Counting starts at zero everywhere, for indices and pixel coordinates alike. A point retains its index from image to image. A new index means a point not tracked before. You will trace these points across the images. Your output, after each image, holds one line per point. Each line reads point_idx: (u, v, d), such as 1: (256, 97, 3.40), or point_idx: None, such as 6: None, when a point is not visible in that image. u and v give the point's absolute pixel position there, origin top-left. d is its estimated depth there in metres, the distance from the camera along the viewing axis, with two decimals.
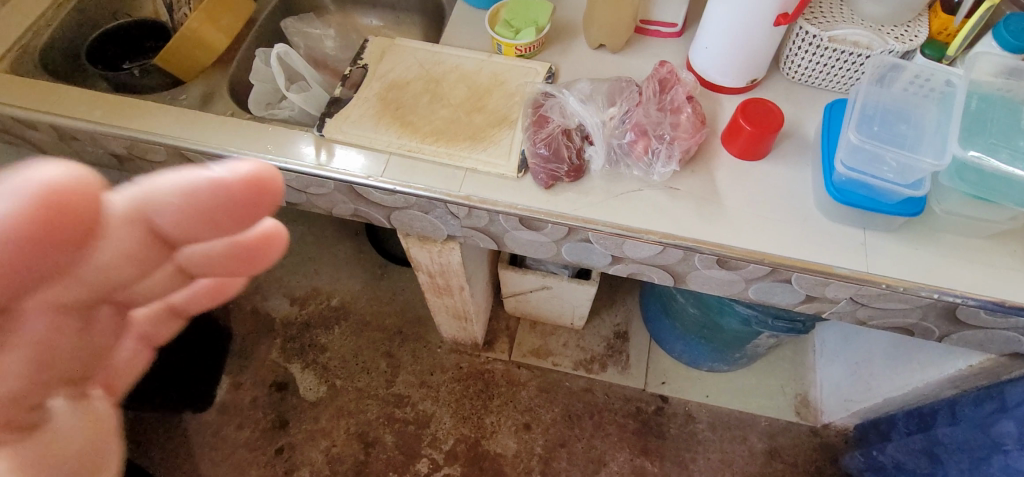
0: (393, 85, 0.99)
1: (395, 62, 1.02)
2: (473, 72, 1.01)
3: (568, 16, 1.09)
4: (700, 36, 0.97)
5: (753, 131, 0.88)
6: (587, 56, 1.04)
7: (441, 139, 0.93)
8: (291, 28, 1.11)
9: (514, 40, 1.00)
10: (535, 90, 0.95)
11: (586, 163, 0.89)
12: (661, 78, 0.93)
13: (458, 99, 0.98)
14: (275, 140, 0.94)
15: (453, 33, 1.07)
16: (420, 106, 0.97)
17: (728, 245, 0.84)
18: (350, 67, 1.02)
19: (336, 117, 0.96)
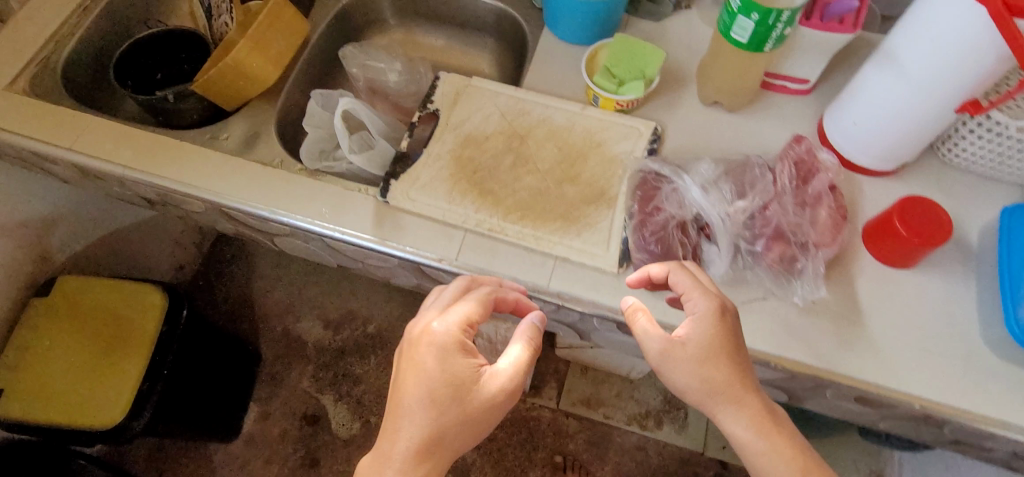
0: (468, 140, 0.84)
1: (470, 110, 0.86)
2: (564, 129, 0.85)
3: (675, 59, 0.92)
4: (851, 108, 0.81)
5: (913, 241, 0.73)
6: (698, 113, 0.88)
7: (527, 217, 0.78)
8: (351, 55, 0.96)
9: (616, 94, 0.84)
10: (640, 163, 0.80)
11: (701, 263, 0.74)
12: (798, 158, 0.78)
13: (546, 164, 0.83)
14: (332, 205, 0.80)
15: (539, 74, 0.91)
16: (502, 170, 0.82)
17: (875, 385, 0.69)
18: (419, 113, 0.87)
19: (403, 178, 0.81)
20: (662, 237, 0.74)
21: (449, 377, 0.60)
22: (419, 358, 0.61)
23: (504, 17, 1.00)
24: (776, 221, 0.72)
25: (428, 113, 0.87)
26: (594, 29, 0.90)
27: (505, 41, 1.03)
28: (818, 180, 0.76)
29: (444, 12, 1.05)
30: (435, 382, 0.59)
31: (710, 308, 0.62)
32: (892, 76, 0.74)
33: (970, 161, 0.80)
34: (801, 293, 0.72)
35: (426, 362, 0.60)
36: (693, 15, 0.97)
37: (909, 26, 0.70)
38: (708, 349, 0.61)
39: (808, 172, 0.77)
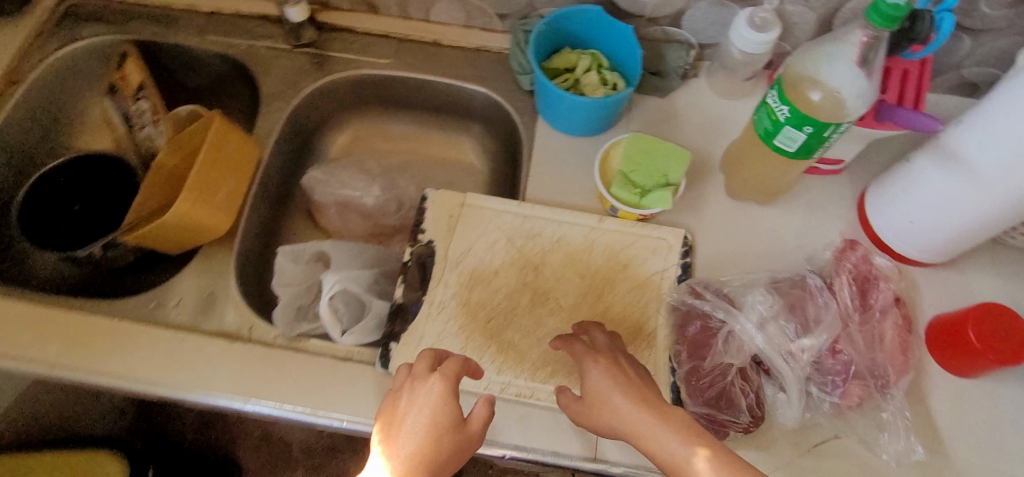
0: (476, 277, 0.72)
1: (472, 238, 0.75)
2: (584, 252, 0.74)
3: (692, 143, 0.81)
4: (901, 207, 0.71)
5: (990, 358, 0.65)
6: (729, 209, 0.77)
7: (559, 373, 0.67)
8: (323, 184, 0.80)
9: (640, 209, 0.73)
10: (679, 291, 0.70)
11: (766, 410, 0.65)
12: (863, 277, 0.70)
13: (570, 300, 0.71)
14: (326, 385, 0.66)
15: (542, 178, 0.79)
16: (520, 312, 0.71)
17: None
18: (411, 248, 0.73)
19: (404, 339, 0.68)
20: (719, 385, 0.65)
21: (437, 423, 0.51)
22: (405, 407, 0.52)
23: (489, 103, 0.87)
24: (843, 355, 0.64)
25: (421, 246, 0.74)
26: (601, 120, 0.78)
27: (489, 127, 0.90)
28: (885, 300, 0.68)
29: (417, 98, 0.91)
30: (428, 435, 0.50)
31: (591, 366, 0.58)
32: (957, 183, 0.64)
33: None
34: (892, 451, 0.63)
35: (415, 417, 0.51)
36: (703, 84, 0.85)
37: (974, 127, 0.61)
38: (605, 397, 0.55)
39: (872, 288, 0.69)
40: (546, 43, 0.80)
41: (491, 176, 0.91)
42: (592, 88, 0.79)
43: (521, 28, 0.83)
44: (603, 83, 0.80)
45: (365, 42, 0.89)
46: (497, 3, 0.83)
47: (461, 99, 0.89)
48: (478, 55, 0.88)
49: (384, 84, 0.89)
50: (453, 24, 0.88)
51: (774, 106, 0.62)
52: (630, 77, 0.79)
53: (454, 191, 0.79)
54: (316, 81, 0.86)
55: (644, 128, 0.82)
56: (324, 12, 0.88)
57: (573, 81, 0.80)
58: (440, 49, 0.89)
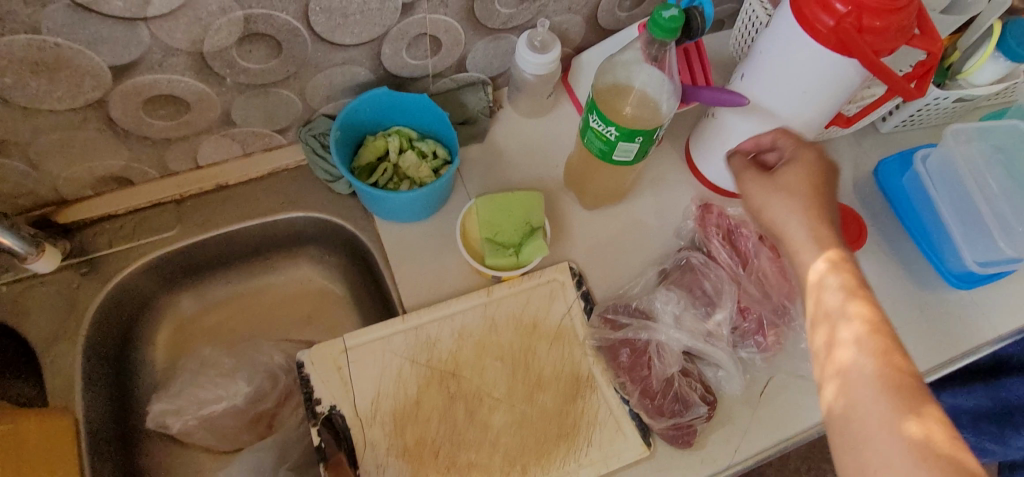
0: (400, 416, 0.66)
1: (376, 379, 0.68)
2: (488, 333, 0.70)
3: (531, 174, 0.80)
4: (725, 157, 0.77)
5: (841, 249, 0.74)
6: (593, 221, 0.78)
7: (531, 465, 0.64)
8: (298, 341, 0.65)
9: (523, 267, 0.71)
10: (592, 326, 0.71)
11: (714, 390, 0.69)
12: (727, 231, 0.76)
13: (502, 388, 0.68)
14: None
15: (411, 278, 0.73)
16: (462, 428, 0.66)
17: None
18: (315, 427, 0.65)
19: None
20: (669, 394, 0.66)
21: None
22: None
23: (314, 222, 0.78)
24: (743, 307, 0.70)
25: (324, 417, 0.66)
26: (440, 195, 0.73)
27: (324, 244, 0.80)
28: (752, 241, 0.75)
29: (229, 252, 0.78)
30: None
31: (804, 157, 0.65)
32: (763, 126, 0.70)
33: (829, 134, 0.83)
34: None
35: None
36: (512, 113, 0.84)
37: (757, 79, 0.67)
38: (790, 190, 0.64)
39: (737, 236, 0.75)
40: (347, 142, 0.73)
41: (352, 291, 0.82)
42: (414, 168, 0.74)
43: (310, 136, 0.75)
44: (422, 156, 0.75)
45: (135, 222, 0.73)
46: (271, 121, 0.73)
47: (280, 231, 0.78)
48: (274, 179, 0.78)
49: (182, 256, 0.75)
50: (230, 158, 0.76)
51: (600, 128, 0.62)
52: (444, 139, 0.75)
53: (331, 340, 0.70)
54: (96, 294, 0.69)
55: (480, 179, 0.79)
56: (64, 212, 0.71)
57: (392, 168, 0.74)
58: (229, 191, 0.77)
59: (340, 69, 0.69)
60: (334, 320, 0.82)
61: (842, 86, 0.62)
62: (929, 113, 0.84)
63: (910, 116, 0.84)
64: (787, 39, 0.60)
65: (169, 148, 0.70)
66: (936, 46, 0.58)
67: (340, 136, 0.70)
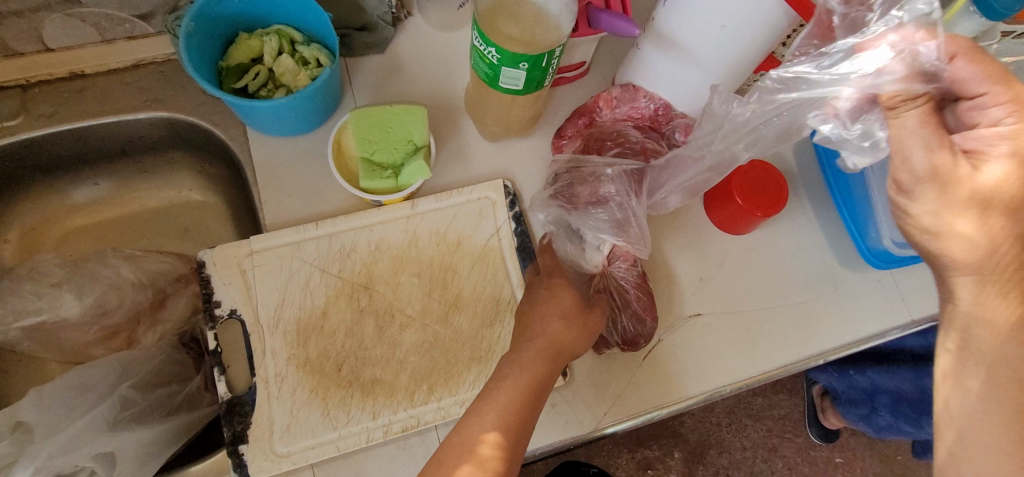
0: (304, 327, 0.61)
1: (278, 288, 0.62)
2: (408, 247, 0.65)
3: (432, 94, 0.72)
4: (646, 97, 0.68)
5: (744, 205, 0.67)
6: (495, 155, 0.70)
7: (438, 386, 0.60)
8: (220, 256, 0.62)
9: (401, 191, 0.63)
10: (504, 259, 0.66)
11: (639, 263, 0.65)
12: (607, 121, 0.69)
13: (416, 306, 0.63)
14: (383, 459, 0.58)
15: (279, 196, 0.65)
16: (369, 344, 0.61)
17: (832, 350, 0.69)
18: (213, 332, 0.60)
19: (247, 438, 0.57)
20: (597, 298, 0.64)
21: (546, 344, 0.53)
22: (540, 309, 0.55)
23: (177, 125, 0.70)
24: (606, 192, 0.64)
25: (225, 321, 0.61)
26: (314, 110, 0.65)
27: (197, 148, 0.73)
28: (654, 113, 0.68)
29: (88, 149, 0.71)
30: (531, 351, 0.53)
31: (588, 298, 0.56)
32: (684, 65, 0.61)
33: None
34: (717, 343, 0.67)
35: (550, 321, 0.54)
36: (420, 23, 0.74)
37: (680, 9, 0.57)
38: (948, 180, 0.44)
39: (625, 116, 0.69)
40: (211, 35, 0.63)
41: (229, 204, 0.75)
42: (291, 75, 0.65)
43: (174, 22, 0.65)
44: (302, 63, 0.66)
45: None
46: (127, 4, 0.63)
47: (147, 131, 0.70)
48: (138, 72, 0.69)
49: (30, 149, 0.68)
50: (86, 44, 0.67)
51: (483, 49, 0.53)
52: (329, 44, 0.65)
53: (234, 240, 0.64)
54: None
55: (372, 98, 0.71)
56: None
57: (266, 72, 0.65)
58: (87, 81, 0.68)
59: None
60: (209, 233, 0.76)
61: (769, 26, 0.53)
62: None
63: None
64: None
65: (3, 24, 0.61)
66: None
67: (200, 26, 0.60)
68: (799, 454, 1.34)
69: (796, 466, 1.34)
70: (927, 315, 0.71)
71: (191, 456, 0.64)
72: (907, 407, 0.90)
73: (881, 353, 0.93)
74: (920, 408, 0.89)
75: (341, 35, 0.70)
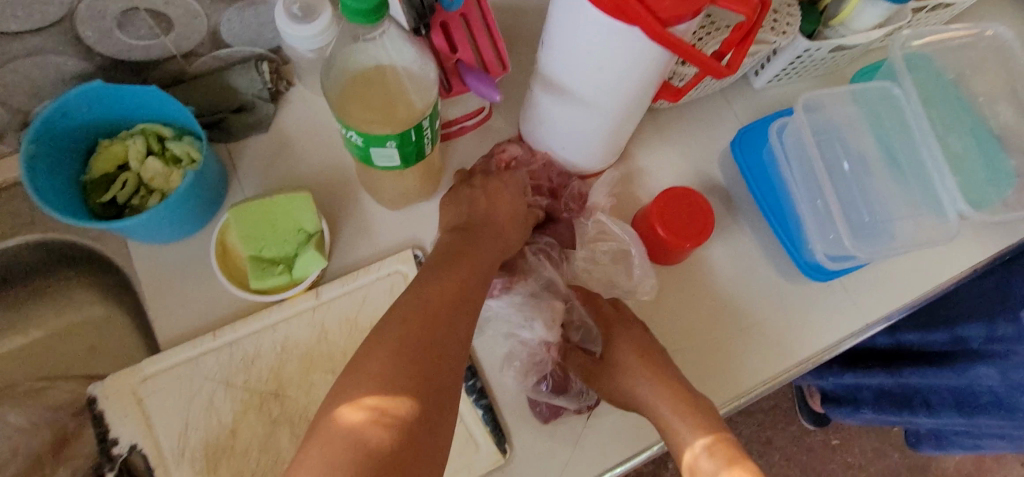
0: (214, 449, 0.56)
1: (179, 412, 0.57)
2: (317, 343, 0.60)
3: (325, 166, 0.67)
4: (549, 137, 0.64)
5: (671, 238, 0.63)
6: (402, 223, 0.66)
7: None
8: (114, 387, 0.57)
9: (299, 284, 0.60)
10: None
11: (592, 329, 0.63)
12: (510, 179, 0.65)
13: None
14: None
15: (170, 308, 0.60)
16: (286, 457, 0.56)
17: (788, 371, 0.65)
18: (113, 473, 0.55)
19: None
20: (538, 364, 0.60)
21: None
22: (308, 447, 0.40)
23: (58, 244, 0.65)
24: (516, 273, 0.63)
25: (126, 458, 0.56)
26: (193, 210, 0.60)
27: (83, 264, 0.68)
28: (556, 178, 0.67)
29: None
30: None
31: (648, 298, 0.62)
32: (576, 107, 0.56)
33: (688, 93, 0.71)
34: None
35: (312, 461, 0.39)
36: (304, 91, 0.69)
37: (556, 51, 0.52)
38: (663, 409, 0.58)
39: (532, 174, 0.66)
40: (65, 149, 0.58)
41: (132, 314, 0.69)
42: (162, 178, 0.60)
43: None
44: (173, 161, 0.61)
45: None
46: None
47: (23, 257, 0.65)
48: (2, 196, 0.63)
49: None
50: None
51: (343, 133, 0.49)
52: (199, 136, 0.60)
53: (128, 365, 0.59)
54: None
55: (262, 182, 0.66)
56: None
57: (136, 178, 0.60)
58: None
59: (31, 62, 0.54)
60: (116, 351, 0.70)
61: (647, 61, 0.48)
62: (804, 64, 0.71)
63: (782, 69, 0.71)
64: (577, 26, 0.47)
65: None
66: (749, 7, 0.43)
67: (44, 145, 0.55)
68: (794, 443, 1.31)
69: (792, 455, 1.30)
70: (880, 316, 0.67)
71: None
72: (888, 402, 0.88)
73: (858, 358, 0.91)
74: (901, 402, 0.85)
75: (216, 121, 0.65)
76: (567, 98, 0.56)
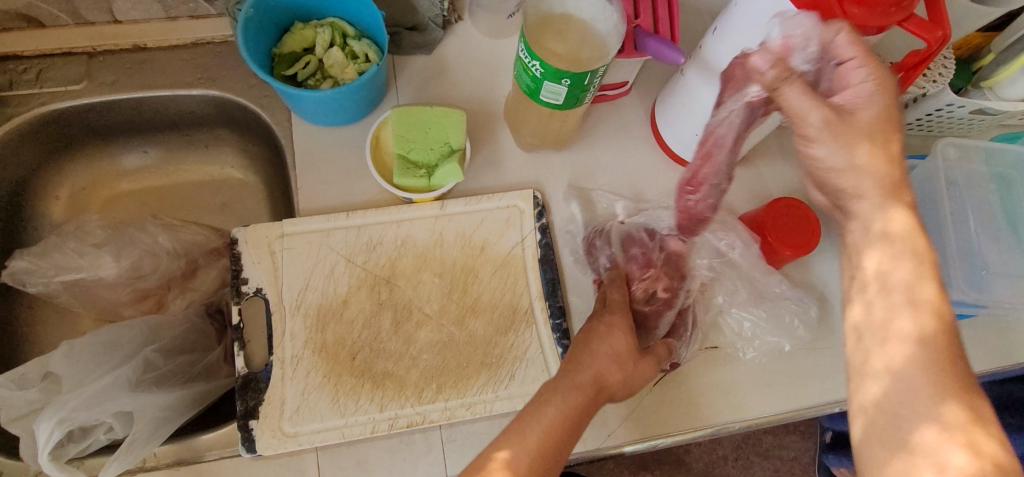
0: (324, 313, 0.63)
1: (304, 272, 0.64)
2: (433, 247, 0.66)
3: (471, 98, 0.73)
4: (686, 122, 0.67)
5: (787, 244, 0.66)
6: (527, 166, 0.71)
7: (446, 386, 0.61)
8: (254, 237, 0.64)
9: (433, 191, 0.65)
10: (527, 266, 0.66)
11: None
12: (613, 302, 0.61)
13: (435, 305, 0.64)
14: (387, 452, 0.60)
15: (314, 183, 0.67)
16: (384, 337, 0.62)
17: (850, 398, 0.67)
18: (237, 307, 0.62)
19: (261, 413, 0.59)
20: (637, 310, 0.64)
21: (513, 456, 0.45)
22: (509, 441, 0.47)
23: (230, 105, 0.72)
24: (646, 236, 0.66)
25: (250, 298, 0.63)
26: (358, 103, 0.66)
27: (243, 129, 0.75)
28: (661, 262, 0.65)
29: (141, 120, 0.74)
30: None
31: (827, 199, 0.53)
32: None
33: None
34: (733, 376, 0.66)
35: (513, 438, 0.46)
36: (469, 28, 0.75)
37: (726, 39, 0.56)
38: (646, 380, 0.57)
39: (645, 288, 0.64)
40: (269, 22, 0.65)
41: (267, 186, 0.77)
42: (339, 67, 0.67)
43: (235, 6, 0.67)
44: (351, 57, 0.67)
45: (42, 67, 0.69)
46: None
47: (197, 108, 0.73)
48: (196, 50, 0.72)
49: (87, 113, 0.71)
50: (152, 19, 0.71)
51: (527, 62, 0.54)
52: (379, 41, 0.67)
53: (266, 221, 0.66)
54: None
55: (414, 96, 0.72)
56: None
57: (316, 63, 0.67)
58: (148, 55, 0.71)
59: None
60: (245, 213, 0.78)
61: None
62: (939, 120, 0.73)
63: (916, 119, 0.74)
64: (759, 15, 0.51)
65: None
66: (936, 33, 0.47)
67: (258, 12, 0.63)
68: None
69: None
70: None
71: (200, 427, 0.66)
72: None
73: None
74: None
75: (391, 34, 0.71)
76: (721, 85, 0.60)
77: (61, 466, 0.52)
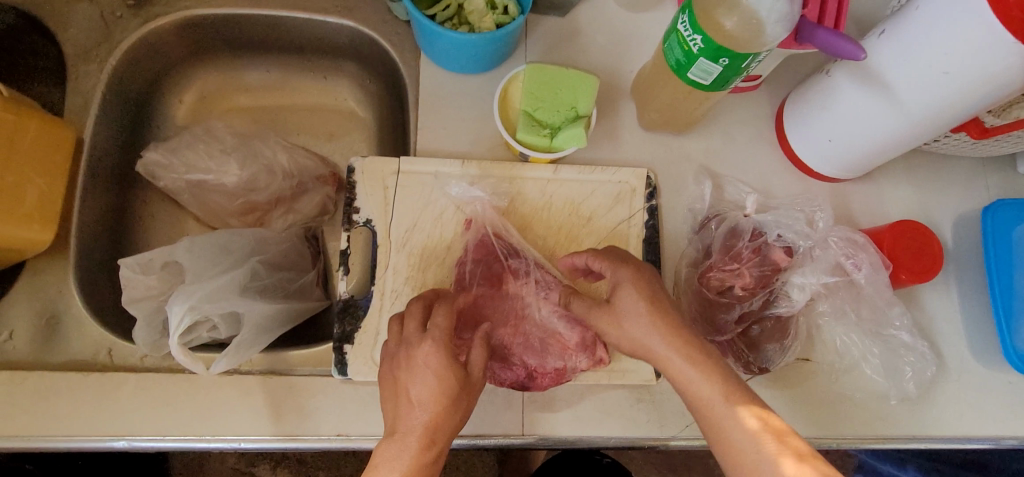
0: (428, 255, 0.63)
1: (413, 211, 0.64)
2: (542, 208, 0.65)
3: (598, 68, 0.72)
4: (820, 124, 0.64)
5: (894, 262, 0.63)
6: (644, 145, 0.70)
7: None
8: (373, 168, 0.65)
9: (553, 152, 0.64)
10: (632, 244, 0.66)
11: None
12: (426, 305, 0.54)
13: None
14: None
15: (433, 126, 0.67)
16: None
17: (939, 438, 0.64)
18: (346, 234, 0.63)
19: (357, 339, 0.60)
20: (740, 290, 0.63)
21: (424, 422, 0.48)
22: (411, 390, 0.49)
23: (359, 37, 0.73)
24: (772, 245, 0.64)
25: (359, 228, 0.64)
26: (492, 53, 0.66)
27: (365, 63, 0.76)
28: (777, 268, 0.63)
29: (271, 39, 0.76)
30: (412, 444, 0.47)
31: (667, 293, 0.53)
32: (877, 104, 0.57)
33: (959, 145, 0.70)
34: (822, 392, 0.64)
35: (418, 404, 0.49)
36: None
37: (898, 42, 0.53)
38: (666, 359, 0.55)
39: (720, 279, 0.63)
40: None
41: (378, 123, 0.78)
42: (478, 15, 0.66)
43: None
44: (491, 5, 0.66)
45: None
46: None
47: (327, 35, 0.74)
48: None
49: (224, 23, 0.73)
50: None
51: (686, 35, 0.53)
52: None
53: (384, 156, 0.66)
54: (134, 30, 0.69)
55: (542, 57, 0.71)
56: None
57: (456, 7, 0.66)
58: None
59: None
60: (353, 146, 0.79)
61: (999, 83, 0.49)
62: None
63: None
64: (950, 21, 0.48)
65: None
66: None
67: None
68: None
69: None
70: None
71: (288, 343, 0.68)
72: None
73: None
74: None
75: None
76: (876, 90, 0.57)
77: (185, 350, 0.53)
